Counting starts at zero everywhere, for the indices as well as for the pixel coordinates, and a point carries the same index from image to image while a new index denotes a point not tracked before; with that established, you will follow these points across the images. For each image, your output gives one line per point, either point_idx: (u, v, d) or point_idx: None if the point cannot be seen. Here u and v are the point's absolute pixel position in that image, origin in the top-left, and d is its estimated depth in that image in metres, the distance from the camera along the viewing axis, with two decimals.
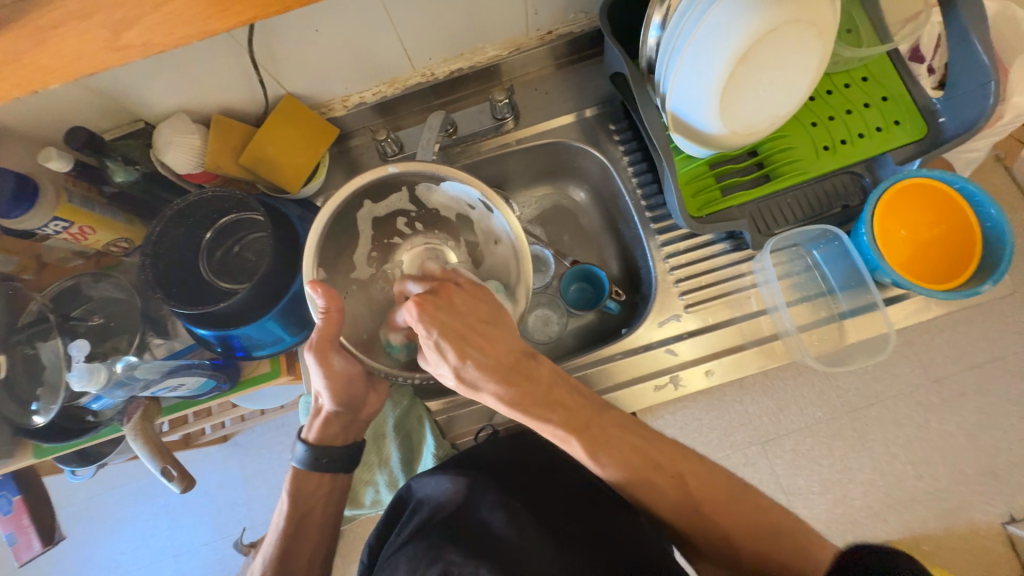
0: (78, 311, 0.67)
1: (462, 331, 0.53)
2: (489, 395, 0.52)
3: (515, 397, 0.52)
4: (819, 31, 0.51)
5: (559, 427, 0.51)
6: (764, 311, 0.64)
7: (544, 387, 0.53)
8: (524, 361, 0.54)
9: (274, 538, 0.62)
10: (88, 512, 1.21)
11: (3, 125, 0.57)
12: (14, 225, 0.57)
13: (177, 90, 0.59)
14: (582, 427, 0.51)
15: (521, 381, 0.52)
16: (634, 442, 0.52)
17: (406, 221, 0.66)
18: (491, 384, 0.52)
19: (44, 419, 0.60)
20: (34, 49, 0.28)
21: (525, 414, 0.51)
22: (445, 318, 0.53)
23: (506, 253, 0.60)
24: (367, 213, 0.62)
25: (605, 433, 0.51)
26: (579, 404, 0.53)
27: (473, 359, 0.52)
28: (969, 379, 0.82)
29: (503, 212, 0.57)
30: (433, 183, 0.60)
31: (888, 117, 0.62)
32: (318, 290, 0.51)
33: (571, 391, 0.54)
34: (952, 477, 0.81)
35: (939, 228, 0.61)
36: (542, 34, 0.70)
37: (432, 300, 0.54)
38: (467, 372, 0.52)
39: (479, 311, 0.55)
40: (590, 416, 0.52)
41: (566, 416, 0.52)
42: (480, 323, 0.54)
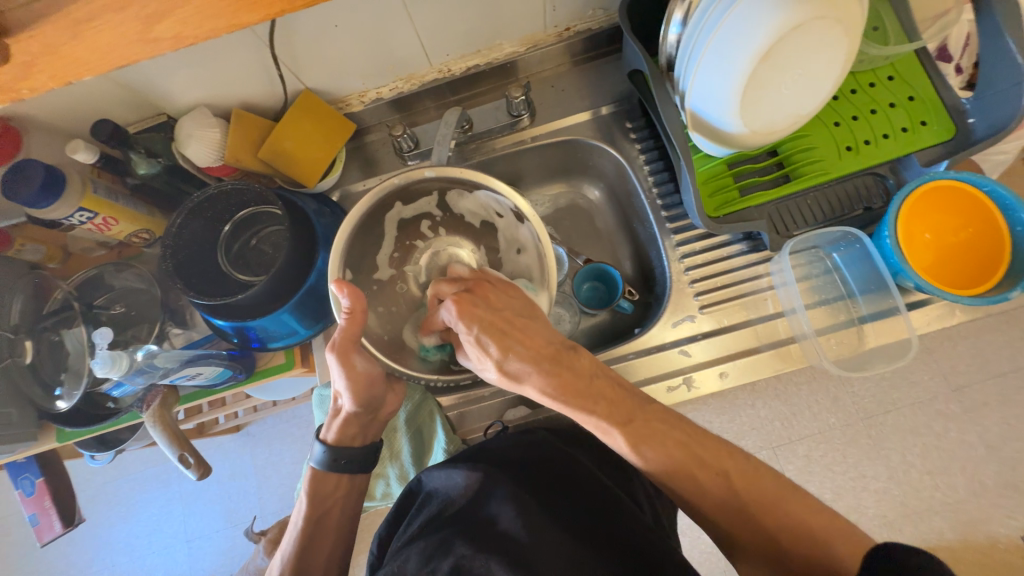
0: (102, 300, 0.68)
1: (500, 326, 0.54)
2: (530, 387, 0.54)
3: (556, 388, 0.53)
4: (847, 27, 0.50)
5: (603, 420, 0.52)
6: (781, 314, 0.63)
7: (586, 379, 0.54)
8: (565, 352, 0.55)
9: (291, 538, 0.61)
10: (107, 496, 1.24)
11: (33, 117, 0.58)
12: (41, 215, 0.58)
13: (199, 84, 0.60)
14: (625, 420, 0.52)
15: (563, 372, 0.54)
16: (666, 434, 0.52)
17: (430, 225, 0.66)
18: (533, 375, 0.53)
19: (67, 404, 0.62)
20: (73, 42, 0.29)
21: (569, 406, 0.53)
22: (483, 314, 0.54)
23: (532, 261, 0.61)
24: (394, 214, 0.62)
25: (649, 426, 0.52)
26: (620, 396, 0.53)
27: (514, 351, 0.53)
28: (991, 389, 0.80)
29: (534, 222, 0.56)
30: (465, 190, 0.61)
31: (915, 117, 0.60)
32: (343, 290, 0.50)
33: (613, 383, 0.54)
34: (970, 488, 0.80)
35: (965, 232, 0.60)
36: (560, 31, 0.69)
37: (468, 297, 0.56)
38: (510, 365, 0.54)
39: (514, 306, 0.57)
40: (633, 409, 0.53)
41: (609, 408, 0.52)
42: (516, 317, 0.55)
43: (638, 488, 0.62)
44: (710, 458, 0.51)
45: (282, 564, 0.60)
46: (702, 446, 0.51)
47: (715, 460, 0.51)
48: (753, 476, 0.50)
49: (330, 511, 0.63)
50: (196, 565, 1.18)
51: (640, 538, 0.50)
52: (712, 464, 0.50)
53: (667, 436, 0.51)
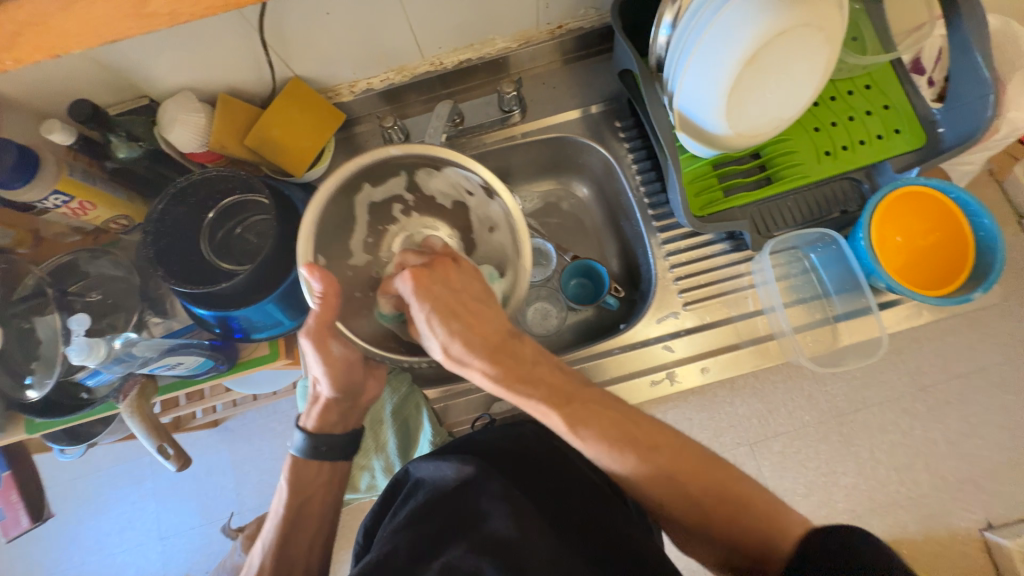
0: (76, 287, 0.66)
1: (454, 307, 0.55)
2: (475, 369, 0.54)
3: (499, 371, 0.53)
4: (827, 37, 0.52)
5: (541, 402, 0.52)
6: (761, 312, 0.66)
7: (528, 365, 0.54)
8: (511, 340, 0.55)
9: (273, 527, 0.60)
10: (77, 493, 1.20)
11: (6, 94, 0.56)
12: (13, 197, 0.56)
13: (185, 67, 0.58)
14: (563, 402, 0.52)
15: (506, 356, 0.54)
16: (602, 412, 0.52)
17: (402, 208, 0.66)
18: (477, 359, 0.53)
19: (38, 394, 0.59)
20: (65, 13, 0.28)
21: (509, 391, 0.53)
22: (439, 292, 0.55)
23: (503, 238, 0.61)
24: (364, 196, 0.61)
25: (586, 409, 0.52)
26: (563, 381, 0.54)
27: (458, 333, 0.54)
28: (954, 388, 0.84)
29: (504, 198, 0.57)
30: (434, 168, 0.60)
31: (889, 126, 0.63)
32: (314, 274, 0.50)
33: (554, 369, 0.55)
34: (932, 483, 0.84)
35: (933, 236, 0.63)
36: (552, 28, 0.70)
37: (427, 273, 0.56)
38: (454, 347, 0.54)
39: (470, 288, 0.57)
40: (573, 391, 0.53)
41: (550, 394, 0.53)
42: (471, 300, 0.56)
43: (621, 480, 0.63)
44: (643, 434, 0.51)
45: (264, 554, 0.59)
46: (640, 426, 0.52)
47: (649, 435, 0.51)
48: (682, 454, 0.50)
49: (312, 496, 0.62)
50: (169, 564, 1.15)
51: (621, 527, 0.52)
52: (647, 438, 0.51)
53: (603, 414, 0.52)
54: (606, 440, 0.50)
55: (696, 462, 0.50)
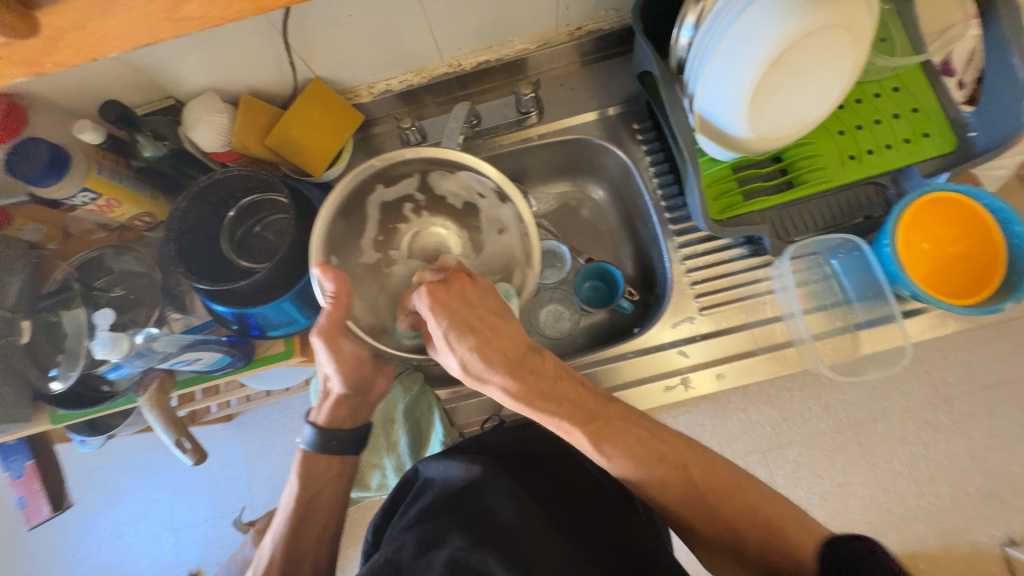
0: (101, 282, 0.68)
1: (473, 322, 0.52)
2: (495, 387, 0.52)
3: (521, 390, 0.52)
4: (855, 39, 0.51)
5: (567, 421, 0.51)
6: (779, 318, 0.64)
7: (550, 380, 0.53)
8: (531, 356, 0.53)
9: (282, 519, 0.60)
10: (96, 482, 1.23)
11: (39, 94, 0.57)
12: (44, 194, 0.58)
13: (209, 68, 0.60)
14: (588, 419, 0.52)
15: (526, 375, 0.52)
16: (626, 429, 0.52)
17: (413, 207, 0.65)
18: (498, 378, 0.52)
19: (63, 386, 0.61)
20: (101, 18, 0.28)
21: (533, 410, 0.52)
22: (457, 308, 0.52)
23: (514, 241, 0.60)
24: (376, 197, 0.61)
25: (611, 425, 0.52)
26: (583, 397, 0.53)
27: (479, 350, 0.51)
28: (979, 401, 0.81)
29: (517, 203, 0.57)
30: (447, 170, 0.61)
31: (917, 130, 0.62)
32: (327, 274, 0.51)
33: (576, 384, 0.54)
34: (954, 498, 0.81)
35: (961, 244, 0.61)
36: (571, 30, 0.70)
37: (443, 288, 0.53)
38: (474, 366, 0.52)
39: (490, 303, 0.54)
40: (597, 407, 0.53)
41: (571, 409, 0.52)
42: (491, 315, 0.53)
43: None
44: (670, 451, 0.51)
45: (274, 544, 0.59)
46: (665, 442, 0.52)
47: (673, 453, 0.51)
48: (707, 467, 0.51)
49: (320, 492, 0.62)
50: (182, 554, 1.17)
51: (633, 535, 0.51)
52: (672, 457, 0.51)
53: (628, 431, 0.52)
54: (633, 455, 0.50)
55: (721, 481, 0.50)
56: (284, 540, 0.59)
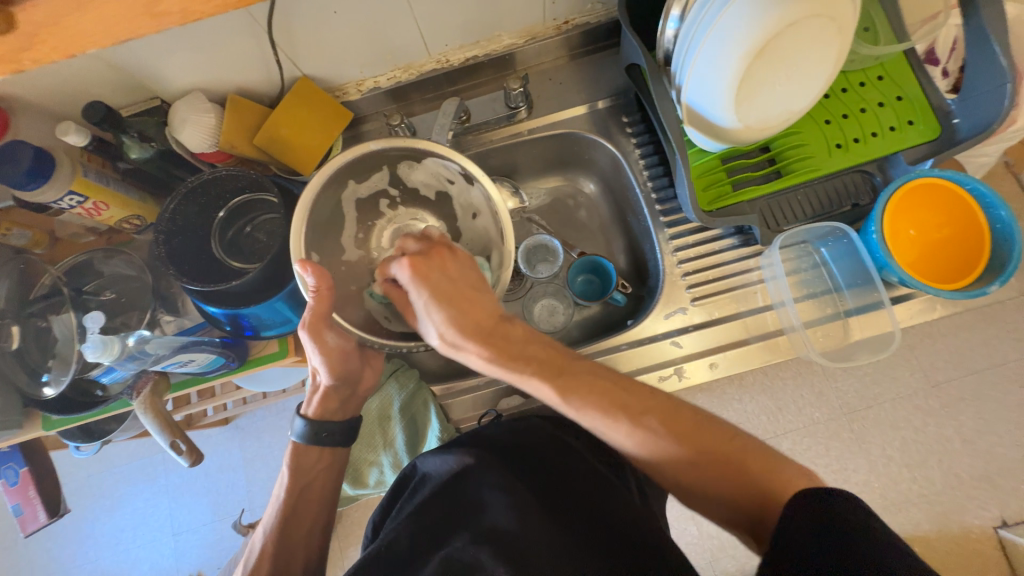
0: (91, 286, 0.67)
1: (452, 296, 0.54)
2: (468, 352, 0.54)
3: (490, 353, 0.54)
4: (838, 28, 0.51)
5: (534, 377, 0.52)
6: (770, 307, 0.65)
7: (520, 344, 0.55)
8: (502, 323, 0.55)
9: (274, 509, 0.61)
10: (91, 489, 1.22)
11: (20, 97, 0.57)
12: (30, 197, 0.57)
13: (194, 68, 0.59)
14: (555, 374, 0.52)
15: (498, 339, 0.54)
16: (591, 382, 0.51)
17: (389, 202, 0.66)
18: (471, 342, 0.54)
19: (54, 391, 0.60)
20: (78, 14, 0.28)
21: (506, 371, 0.53)
22: (436, 280, 0.55)
23: (487, 222, 0.61)
24: (351, 193, 0.61)
25: (575, 379, 0.52)
26: (553, 356, 0.54)
27: (453, 318, 0.54)
28: (969, 385, 0.83)
29: (484, 181, 0.57)
30: (414, 160, 0.61)
31: (902, 117, 0.62)
32: (309, 270, 0.50)
33: (548, 346, 0.55)
34: (947, 481, 0.83)
35: (946, 230, 0.61)
36: (558, 24, 0.70)
37: (424, 261, 0.55)
38: (450, 331, 0.54)
39: (469, 278, 0.56)
40: (563, 363, 0.54)
41: (539, 368, 0.53)
42: (467, 288, 0.55)
43: (626, 470, 0.63)
44: (647, 405, 0.50)
45: (265, 537, 0.59)
46: (631, 394, 0.51)
47: (641, 404, 0.50)
48: (677, 417, 0.49)
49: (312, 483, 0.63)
50: (181, 559, 1.17)
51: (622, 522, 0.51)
52: (640, 408, 0.50)
53: (593, 384, 0.51)
54: (595, 407, 0.50)
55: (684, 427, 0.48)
56: (275, 531, 0.59)
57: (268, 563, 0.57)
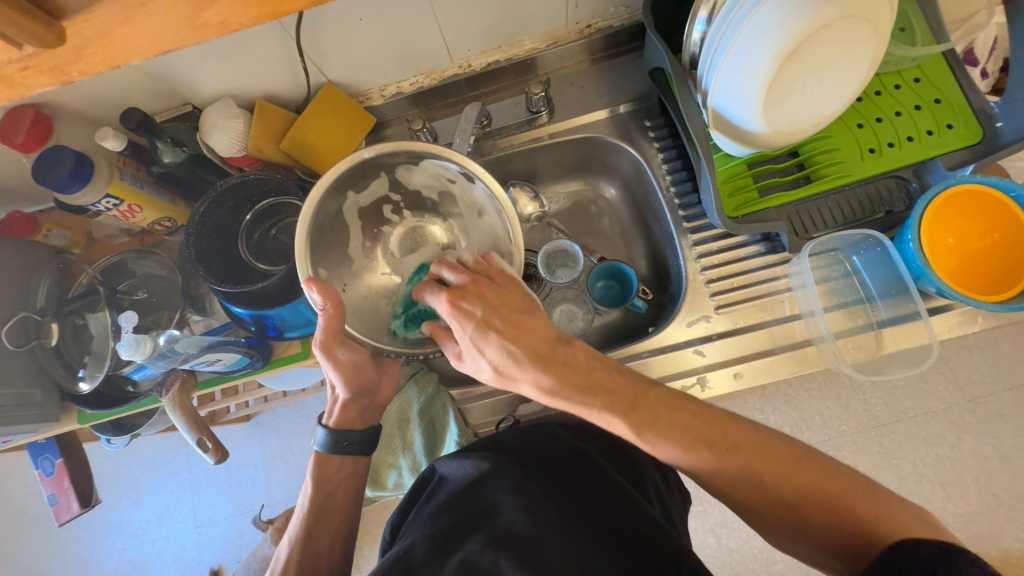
0: (124, 286, 0.70)
1: (496, 323, 0.49)
2: (526, 383, 0.49)
3: (554, 384, 0.48)
4: (874, 28, 0.49)
5: (604, 411, 0.47)
6: (798, 316, 0.63)
7: (583, 371, 0.48)
8: (561, 347, 0.49)
9: (298, 520, 0.61)
10: (119, 480, 1.27)
11: (64, 104, 0.59)
12: (70, 200, 0.60)
13: (225, 75, 0.61)
14: (628, 408, 0.47)
15: (560, 367, 0.48)
16: (671, 418, 0.47)
17: (392, 209, 0.61)
18: (528, 372, 0.48)
19: (90, 386, 0.63)
20: (124, 27, 0.29)
21: (568, 401, 0.48)
22: (479, 310, 0.49)
23: (494, 220, 0.58)
24: (351, 203, 0.57)
25: (654, 413, 0.47)
26: (622, 384, 0.49)
27: (506, 347, 0.48)
28: (1007, 401, 0.81)
29: (487, 178, 0.56)
30: (411, 163, 0.58)
31: (940, 121, 0.60)
32: (314, 287, 0.49)
33: (611, 371, 0.49)
34: (983, 501, 0.80)
35: (990, 237, 0.59)
36: (581, 28, 0.69)
37: (462, 292, 0.51)
38: (505, 363, 0.49)
39: (513, 302, 0.51)
40: (636, 395, 0.48)
41: (610, 401, 0.47)
42: (513, 313, 0.50)
43: (648, 478, 0.61)
44: (723, 435, 0.47)
45: (290, 547, 0.60)
46: (713, 426, 0.47)
47: (723, 437, 0.47)
48: (764, 451, 0.46)
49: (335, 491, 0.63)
50: (204, 552, 1.20)
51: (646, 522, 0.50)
52: (722, 441, 0.46)
53: (672, 419, 0.47)
54: (677, 441, 0.46)
55: (773, 461, 0.46)
56: (299, 542, 0.59)
57: (293, 570, 0.58)
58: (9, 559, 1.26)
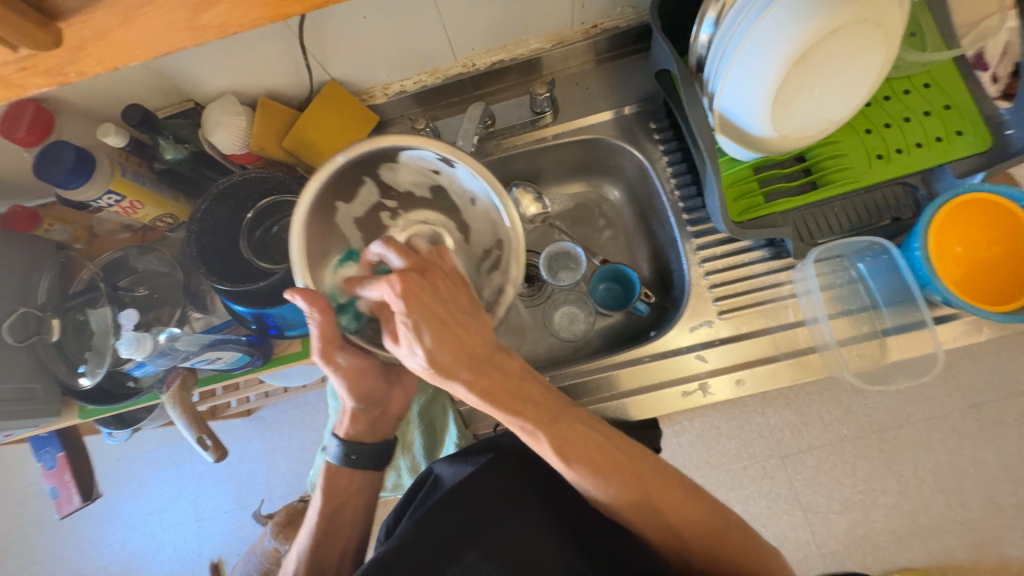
0: (125, 282, 0.70)
1: (443, 319, 0.45)
2: (461, 384, 0.45)
3: (486, 388, 0.46)
4: (885, 33, 0.48)
5: (529, 422, 0.47)
6: (802, 323, 0.62)
7: (516, 380, 0.48)
8: (498, 352, 0.48)
9: (308, 532, 0.60)
10: (121, 472, 1.28)
11: (66, 99, 0.59)
12: (72, 195, 0.60)
13: (227, 71, 0.60)
14: (550, 422, 0.48)
15: (492, 373, 0.47)
16: (586, 438, 0.49)
17: (390, 213, 0.63)
18: (464, 373, 0.45)
19: (91, 381, 0.63)
20: (123, 28, 0.29)
21: (497, 407, 0.46)
22: (428, 299, 0.45)
23: (485, 204, 0.57)
24: (344, 215, 0.59)
25: (573, 431, 0.48)
26: (548, 399, 0.50)
27: (446, 344, 0.45)
28: (1010, 408, 0.80)
29: (464, 161, 0.54)
30: (392, 163, 0.57)
31: (951, 127, 0.59)
32: (299, 294, 0.48)
33: (540, 387, 0.50)
34: (983, 508, 0.80)
35: (997, 248, 0.58)
36: (587, 28, 0.69)
37: (415, 278, 0.46)
38: (443, 358, 0.45)
39: (460, 300, 0.48)
40: (559, 410, 0.49)
41: (537, 414, 0.48)
42: (461, 313, 0.47)
43: None
44: (627, 460, 0.49)
45: (297, 561, 0.59)
46: (623, 450, 0.50)
47: (630, 462, 0.50)
48: (661, 477, 0.50)
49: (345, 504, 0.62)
50: (204, 544, 1.21)
51: (605, 530, 0.53)
52: (629, 466, 0.49)
53: (588, 438, 0.49)
54: (591, 462, 0.48)
55: (669, 490, 0.50)
56: (308, 556, 0.59)
57: None
58: (11, 547, 1.28)
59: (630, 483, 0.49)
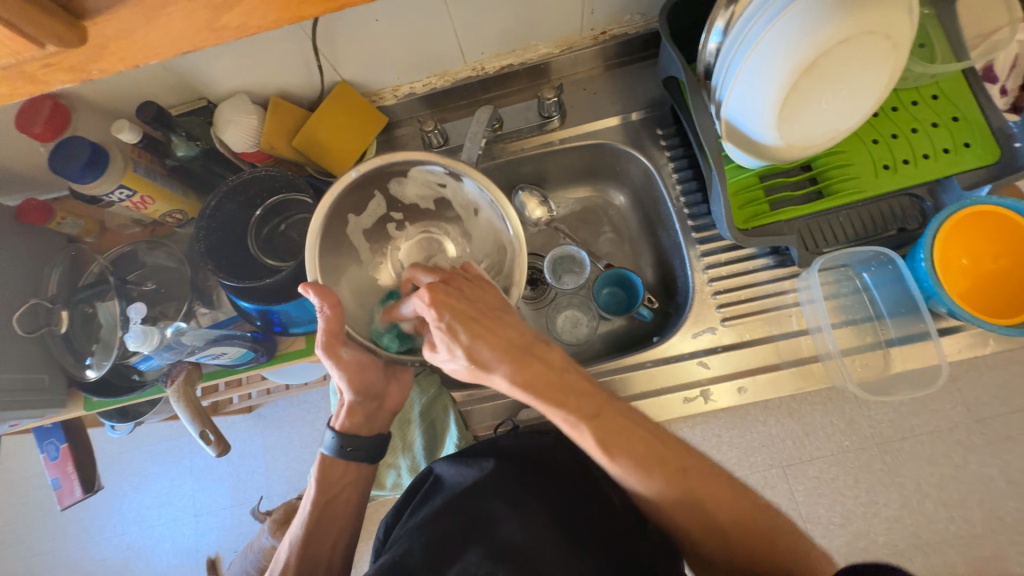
0: (134, 276, 0.70)
1: (476, 319, 0.48)
2: (500, 377, 0.47)
3: (528, 378, 0.47)
4: (894, 45, 0.49)
5: (572, 414, 0.47)
6: (806, 331, 0.62)
7: (557, 373, 0.49)
8: (537, 345, 0.50)
9: (299, 522, 0.61)
10: (123, 466, 1.28)
11: (82, 95, 0.60)
12: (85, 189, 0.60)
13: (241, 71, 0.61)
14: (594, 414, 0.48)
15: (533, 363, 0.48)
16: (632, 431, 0.48)
17: (396, 225, 0.63)
18: (502, 366, 0.47)
19: (96, 373, 0.64)
20: (145, 28, 0.29)
21: (539, 399, 0.47)
22: (457, 304, 0.48)
23: (488, 213, 0.58)
24: (355, 227, 0.59)
25: (617, 424, 0.48)
26: (592, 392, 0.49)
27: (480, 344, 0.47)
28: (1015, 423, 0.80)
29: (472, 173, 0.55)
30: (400, 176, 0.58)
31: (958, 139, 0.59)
32: (310, 290, 0.49)
33: (583, 379, 0.50)
34: (987, 523, 0.79)
35: (1002, 261, 0.58)
36: (596, 34, 0.69)
37: (443, 287, 0.49)
38: (479, 354, 0.47)
39: (488, 300, 0.51)
40: (602, 402, 0.49)
41: (580, 407, 0.48)
42: (490, 311, 0.50)
43: None
44: (670, 453, 0.49)
45: (288, 552, 0.59)
46: (664, 443, 0.49)
47: (676, 457, 0.49)
48: (706, 474, 0.49)
49: (338, 497, 0.62)
50: (202, 540, 1.21)
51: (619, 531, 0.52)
52: (675, 461, 0.49)
53: (632, 431, 0.48)
54: (636, 457, 0.47)
55: (715, 487, 0.49)
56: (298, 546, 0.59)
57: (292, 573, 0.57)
58: (13, 537, 1.29)
59: (676, 481, 0.48)
